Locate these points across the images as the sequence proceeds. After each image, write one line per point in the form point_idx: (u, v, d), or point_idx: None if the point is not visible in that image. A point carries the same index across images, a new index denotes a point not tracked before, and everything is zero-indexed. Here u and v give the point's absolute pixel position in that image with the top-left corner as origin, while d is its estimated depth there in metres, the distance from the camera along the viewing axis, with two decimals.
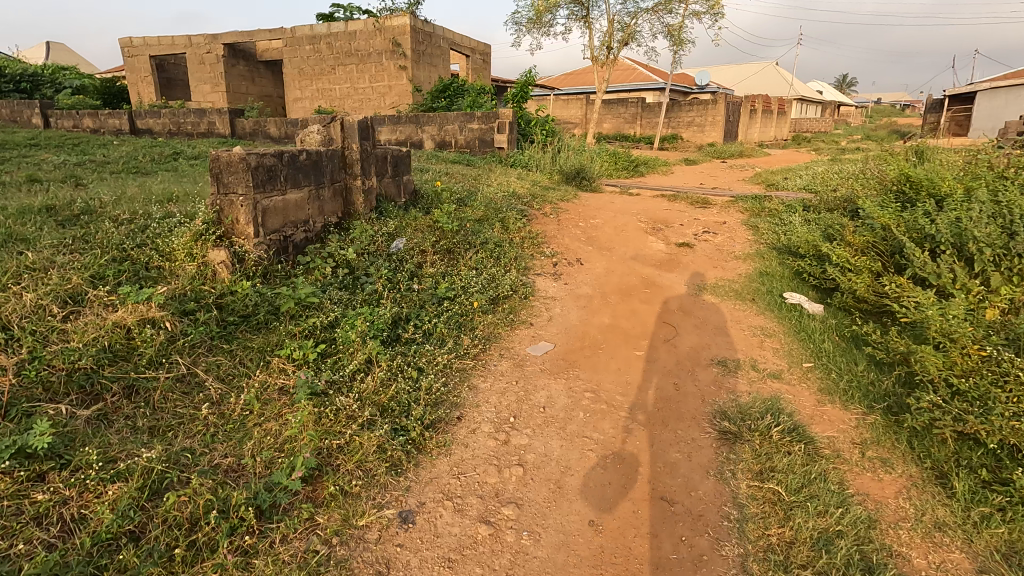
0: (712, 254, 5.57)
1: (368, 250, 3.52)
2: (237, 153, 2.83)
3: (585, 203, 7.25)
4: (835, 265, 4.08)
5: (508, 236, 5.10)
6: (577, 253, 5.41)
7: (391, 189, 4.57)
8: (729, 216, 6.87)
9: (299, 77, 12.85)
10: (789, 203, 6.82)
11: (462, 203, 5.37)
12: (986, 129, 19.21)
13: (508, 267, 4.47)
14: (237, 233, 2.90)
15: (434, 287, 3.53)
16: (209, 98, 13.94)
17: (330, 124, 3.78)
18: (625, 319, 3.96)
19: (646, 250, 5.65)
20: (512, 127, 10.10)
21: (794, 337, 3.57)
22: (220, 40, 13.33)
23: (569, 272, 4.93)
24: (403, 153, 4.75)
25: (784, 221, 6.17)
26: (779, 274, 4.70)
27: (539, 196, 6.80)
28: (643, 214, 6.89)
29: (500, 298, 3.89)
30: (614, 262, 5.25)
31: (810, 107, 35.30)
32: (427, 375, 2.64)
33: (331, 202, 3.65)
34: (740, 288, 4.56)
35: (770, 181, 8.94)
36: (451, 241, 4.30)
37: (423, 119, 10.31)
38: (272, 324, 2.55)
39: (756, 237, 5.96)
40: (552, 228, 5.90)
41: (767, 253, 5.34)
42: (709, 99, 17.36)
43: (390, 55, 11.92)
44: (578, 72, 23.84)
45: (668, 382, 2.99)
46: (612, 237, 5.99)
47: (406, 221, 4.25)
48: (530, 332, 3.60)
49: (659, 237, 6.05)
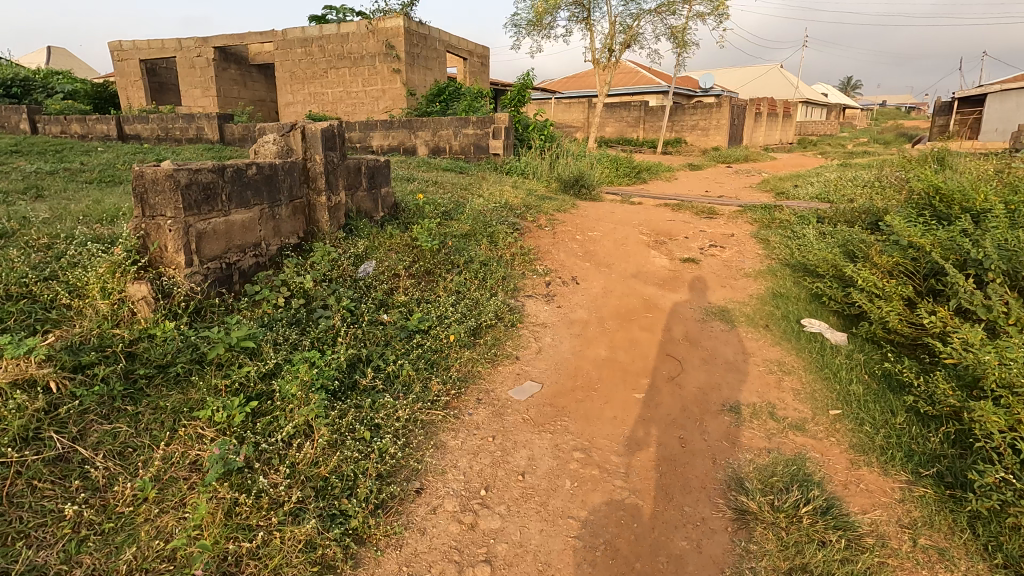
0: (720, 271, 5.13)
1: (329, 276, 3.10)
2: (164, 168, 2.40)
3: (584, 213, 6.82)
4: (860, 289, 3.62)
5: (497, 254, 4.67)
6: (572, 270, 4.98)
7: (365, 204, 4.14)
8: (737, 227, 6.43)
9: (291, 81, 12.48)
10: (802, 213, 6.37)
11: (448, 217, 4.95)
12: (996, 131, 18.70)
13: (494, 289, 4.04)
14: (165, 262, 2.48)
15: (404, 319, 3.10)
16: (200, 103, 13.59)
17: (289, 133, 3.35)
18: (624, 350, 3.52)
19: (647, 266, 5.21)
20: (509, 132, 9.66)
21: (816, 374, 3.12)
22: (211, 43, 12.97)
23: (563, 293, 4.50)
24: (379, 164, 4.32)
25: (797, 234, 5.72)
26: (794, 296, 4.25)
27: (534, 206, 6.38)
28: (645, 226, 6.45)
29: (482, 327, 3.45)
30: (613, 281, 4.82)
31: (815, 110, 34.81)
32: (383, 435, 2.21)
33: (290, 221, 3.23)
34: (751, 313, 4.12)
35: (780, 189, 8.48)
36: (429, 262, 3.88)
37: (415, 124, 9.91)
38: (195, 375, 2.12)
39: (767, 253, 5.51)
40: (546, 243, 5.48)
41: (780, 271, 4.89)
42: (713, 102, 16.92)
43: (383, 58, 11.53)
44: (580, 75, 23.45)
45: (672, 436, 2.54)
46: (611, 251, 5.55)
47: (379, 240, 3.82)
48: (514, 368, 3.17)
49: (662, 252, 5.61)
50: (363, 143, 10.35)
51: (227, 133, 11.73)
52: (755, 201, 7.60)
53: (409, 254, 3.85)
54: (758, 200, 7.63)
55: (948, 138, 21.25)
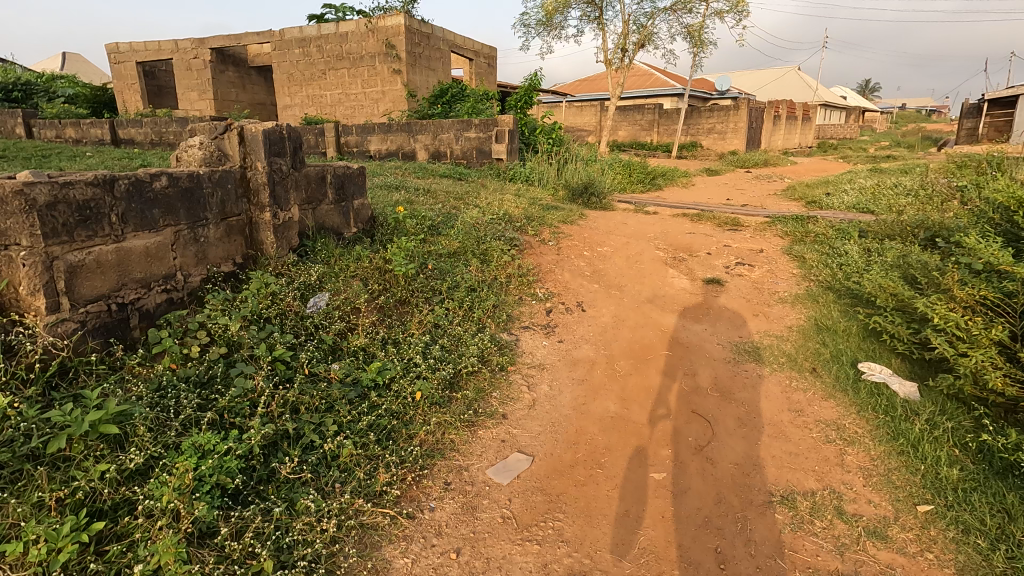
0: (750, 296, 4.41)
1: (265, 316, 2.46)
2: (15, 183, 1.77)
3: (592, 224, 6.16)
4: (935, 328, 2.91)
5: (491, 277, 4.01)
6: (578, 294, 4.30)
7: (330, 221, 3.51)
8: (765, 241, 5.72)
9: (288, 83, 11.96)
10: (840, 226, 5.65)
11: (435, 232, 4.30)
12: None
13: (482, 322, 3.38)
14: (23, 309, 1.85)
15: (358, 370, 2.45)
16: (197, 107, 13.14)
17: (223, 134, 2.72)
18: (638, 405, 2.83)
19: (664, 289, 4.52)
20: (513, 136, 8.98)
21: (889, 445, 2.41)
22: (207, 44, 12.51)
23: (566, 324, 3.83)
24: (350, 172, 3.68)
25: (838, 251, 5.00)
26: (844, 330, 3.54)
27: (537, 218, 5.72)
28: (661, 239, 5.76)
29: (463, 375, 2.78)
30: (625, 308, 4.13)
31: (834, 113, 33.83)
32: (294, 564, 1.56)
33: (221, 243, 2.59)
34: (793, 352, 3.41)
35: (809, 197, 7.74)
36: (403, 290, 3.23)
37: (415, 127, 9.33)
38: (21, 479, 1.49)
39: (803, 273, 4.80)
40: (548, 260, 4.81)
41: (823, 297, 4.18)
42: (731, 105, 16.16)
43: (384, 58, 10.97)
44: (593, 78, 22.81)
45: (705, 549, 1.86)
46: (623, 271, 4.87)
47: (343, 263, 3.18)
48: (498, 434, 2.50)
49: (682, 271, 4.92)
50: (360, 147, 9.80)
51: None
52: (783, 210, 6.88)
53: (378, 280, 3.20)
54: (787, 210, 6.90)
55: (977, 141, 20.30)
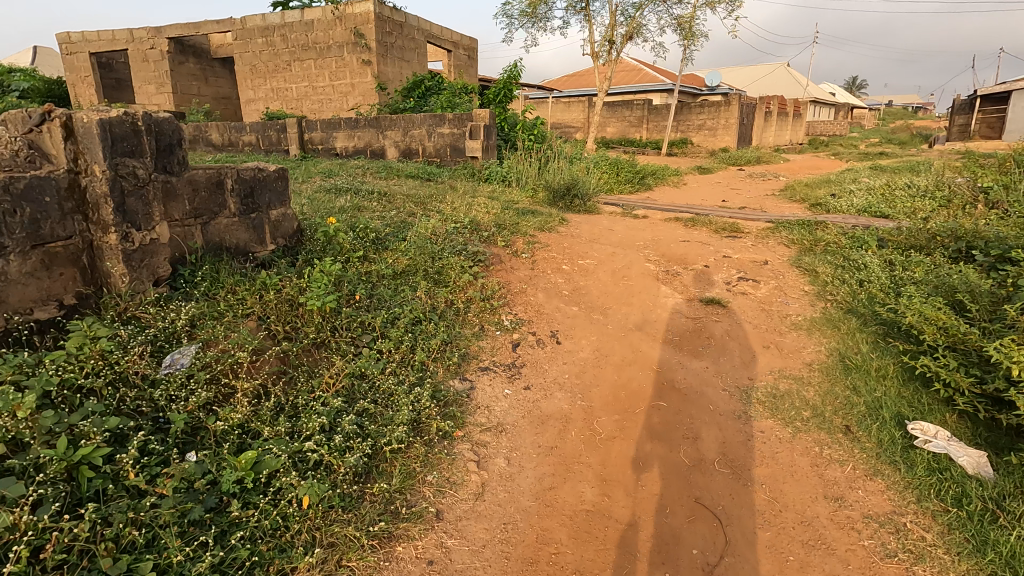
0: (757, 320, 3.72)
1: (84, 387, 1.71)
2: None
3: (574, 231, 5.44)
4: (1013, 380, 2.23)
5: (445, 303, 3.27)
6: (552, 320, 3.58)
7: (232, 238, 2.74)
8: (769, 251, 5.03)
9: (252, 75, 11.11)
10: (853, 233, 4.98)
11: (379, 249, 3.54)
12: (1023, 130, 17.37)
13: (425, 368, 2.65)
14: None
15: (223, 464, 1.71)
16: (156, 101, 12.22)
17: (42, 127, 1.97)
18: (623, 490, 2.12)
19: (656, 312, 3.80)
20: (490, 131, 8.22)
21: (973, 563, 1.74)
22: (164, 33, 11.60)
23: (535, 362, 3.10)
24: (263, 175, 2.92)
25: (855, 263, 4.34)
26: (878, 370, 2.86)
27: (511, 225, 4.99)
28: (652, 249, 5.05)
29: (385, 455, 2.05)
30: (609, 338, 3.42)
31: (824, 110, 33.45)
32: None
33: (34, 280, 1.84)
34: (818, 401, 2.71)
35: (812, 198, 7.10)
36: (319, 330, 2.49)
37: (384, 122, 8.56)
38: None
39: (817, 291, 4.12)
40: (520, 277, 4.09)
41: (844, 324, 3.50)
42: (722, 100, 15.55)
43: (352, 48, 10.15)
44: (580, 73, 22.07)
45: None
46: (607, 290, 4.15)
47: (238, 295, 2.42)
48: (428, 549, 1.78)
49: (676, 290, 4.21)
50: (326, 144, 9.07)
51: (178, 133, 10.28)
52: (787, 214, 6.19)
53: (285, 317, 2.46)
54: (791, 214, 6.21)
55: (969, 137, 19.89)
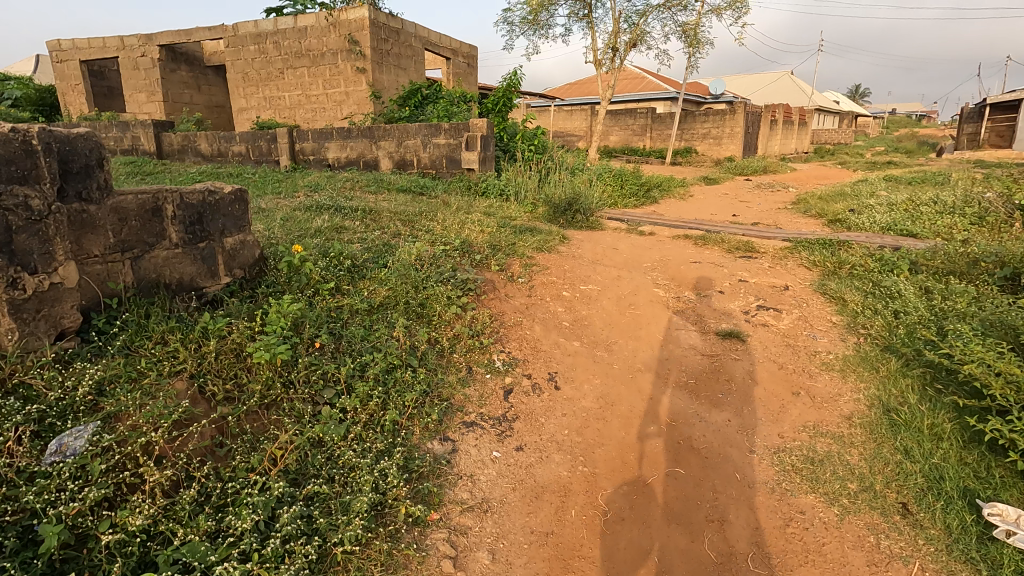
0: (782, 359, 3.30)
1: None
2: None
3: (576, 251, 5.04)
4: None
5: (428, 343, 2.88)
6: (550, 359, 3.16)
7: (173, 273, 2.35)
8: (788, 274, 4.61)
9: (244, 83, 10.78)
10: (880, 255, 4.57)
11: (355, 278, 3.15)
12: None
13: (396, 430, 2.24)
14: None
15: None
16: (146, 110, 11.88)
17: None
18: None
19: (667, 349, 3.39)
20: (488, 142, 7.83)
21: None
22: (155, 40, 11.28)
23: (530, 414, 2.68)
24: (213, 199, 2.54)
25: (887, 291, 3.91)
26: (932, 429, 2.44)
27: (506, 245, 4.58)
28: (660, 272, 4.64)
29: (335, 560, 1.64)
30: (617, 382, 3.00)
31: (828, 118, 33.10)
32: None
33: None
34: (864, 467, 2.30)
35: (828, 213, 6.69)
36: (268, 388, 2.09)
37: (378, 132, 8.19)
38: None
39: (847, 323, 3.69)
40: (515, 307, 3.67)
41: (883, 365, 3.07)
42: (727, 109, 15.17)
43: (346, 55, 9.80)
44: (583, 81, 21.76)
45: None
46: (613, 322, 3.74)
47: (169, 347, 2.02)
48: None
49: (689, 321, 3.79)
50: (318, 154, 8.71)
51: (166, 143, 9.94)
52: (804, 231, 5.77)
53: (229, 372, 2.06)
54: (808, 231, 5.79)
55: (979, 146, 19.46)
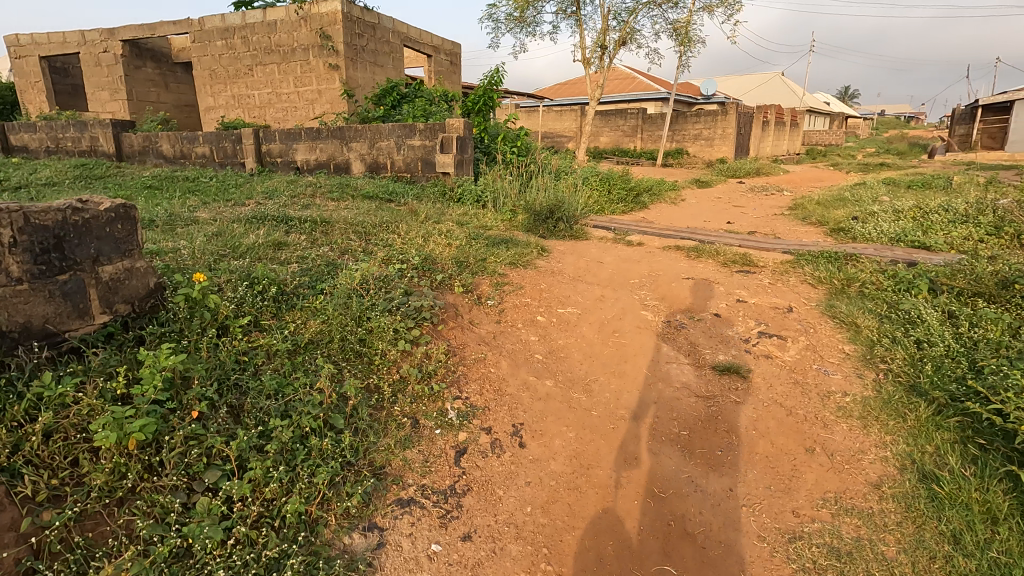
0: (791, 400, 2.80)
1: None
2: None
3: (555, 265, 4.53)
4: None
5: (363, 393, 2.37)
6: (517, 406, 2.64)
7: (14, 316, 1.82)
8: (791, 292, 4.13)
9: (211, 80, 10.17)
10: (893, 271, 4.09)
11: (280, 311, 2.63)
12: None
13: (300, 526, 1.72)
14: None
15: None
16: (110, 109, 11.23)
17: None
18: None
19: (657, 390, 2.88)
20: (466, 143, 7.31)
21: None
22: (117, 35, 10.65)
23: (486, 484, 2.16)
24: (79, 218, 2.02)
25: (906, 316, 3.43)
26: (986, 508, 1.95)
27: (476, 261, 4.06)
28: (649, 291, 4.14)
29: None
30: (595, 437, 2.48)
31: (819, 119, 32.89)
32: None
33: None
34: (905, 564, 1.80)
35: (828, 220, 6.24)
36: (114, 481, 1.57)
37: (348, 133, 7.64)
38: None
39: (862, 355, 3.19)
40: (480, 338, 3.15)
41: (912, 412, 2.57)
42: (719, 109, 14.74)
43: (318, 51, 9.24)
44: (572, 82, 21.31)
45: None
46: (593, 355, 3.22)
47: None
48: None
49: (681, 351, 3.28)
50: (285, 156, 8.15)
51: (126, 144, 9.33)
52: (805, 242, 5.30)
53: (64, 459, 1.56)
54: (810, 242, 5.31)
55: (970, 148, 19.21)
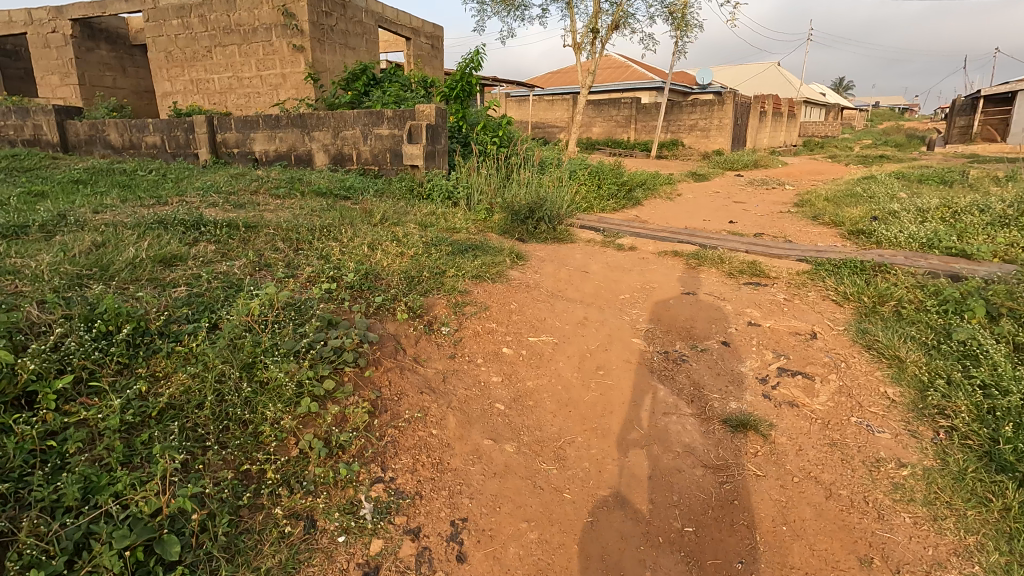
0: (832, 474, 2.10)
1: None
2: None
3: (530, 277, 3.81)
4: None
5: (232, 487, 1.65)
6: (461, 491, 1.93)
7: None
8: (811, 311, 3.44)
9: (166, 63, 9.31)
10: (933, 286, 3.40)
11: (135, 359, 1.92)
12: None
13: None
14: None
15: None
16: (60, 95, 10.32)
17: None
18: None
19: (652, 458, 2.17)
20: (439, 132, 6.57)
21: None
22: (65, 14, 9.76)
23: None
24: None
25: (962, 348, 2.73)
26: None
27: (432, 275, 3.34)
28: (641, 311, 3.43)
29: None
30: (565, 541, 1.79)
31: (815, 111, 32.16)
32: None
33: None
34: None
35: (842, 219, 5.56)
36: None
37: (309, 120, 6.86)
38: None
39: (912, 402, 2.49)
40: (424, 383, 2.43)
41: (999, 499, 1.88)
42: (716, 98, 13.99)
43: (281, 30, 8.42)
44: (564, 70, 20.49)
45: None
46: (570, 403, 2.51)
47: None
48: None
49: (681, 397, 2.57)
50: (242, 147, 7.39)
51: (71, 133, 8.47)
52: (821, 247, 4.60)
53: None
54: (826, 246, 4.63)
55: (971, 140, 18.56)
